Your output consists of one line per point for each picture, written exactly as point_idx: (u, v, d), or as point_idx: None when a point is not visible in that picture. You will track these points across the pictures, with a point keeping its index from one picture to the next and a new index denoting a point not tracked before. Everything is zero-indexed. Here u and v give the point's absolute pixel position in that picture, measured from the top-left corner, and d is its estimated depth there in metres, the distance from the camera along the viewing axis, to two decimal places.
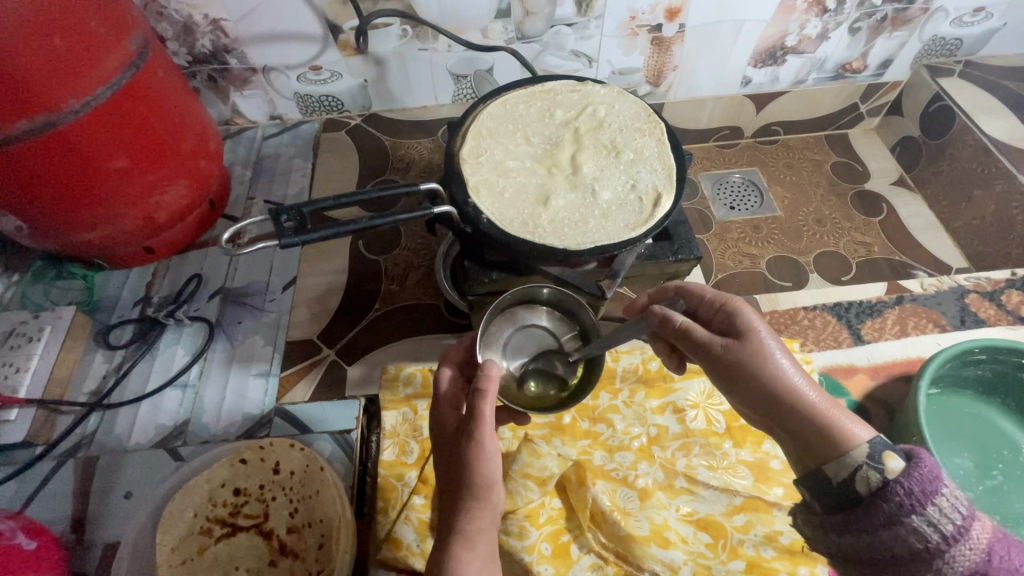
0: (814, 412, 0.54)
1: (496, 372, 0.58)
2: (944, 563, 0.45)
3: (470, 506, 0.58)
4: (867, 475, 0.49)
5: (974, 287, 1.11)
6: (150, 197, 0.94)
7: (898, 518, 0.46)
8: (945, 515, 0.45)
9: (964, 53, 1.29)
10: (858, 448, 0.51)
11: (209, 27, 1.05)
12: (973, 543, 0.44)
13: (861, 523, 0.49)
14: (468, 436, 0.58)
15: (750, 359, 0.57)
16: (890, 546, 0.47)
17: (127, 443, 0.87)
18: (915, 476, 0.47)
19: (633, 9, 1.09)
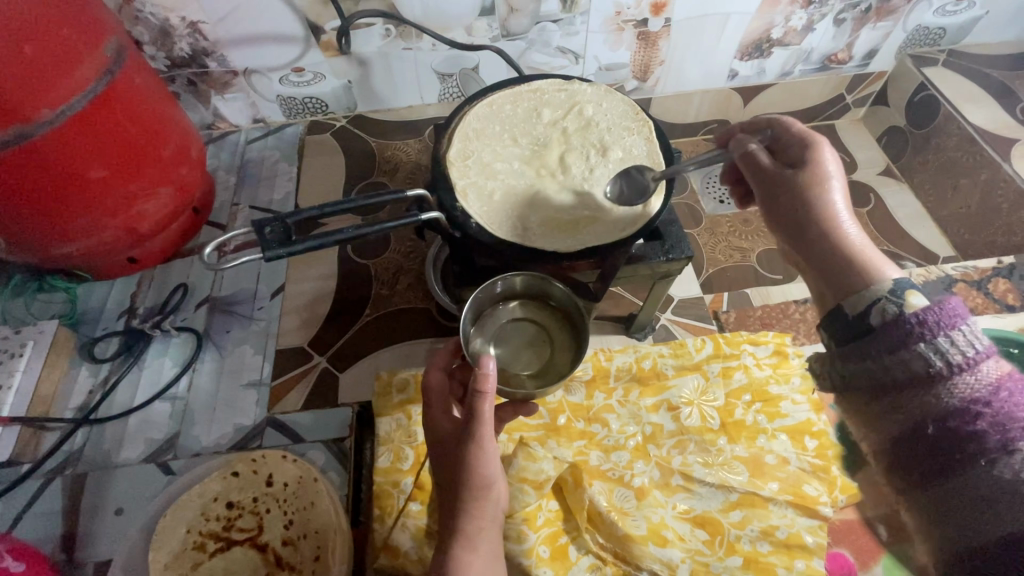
0: (847, 250, 0.54)
1: (492, 369, 0.54)
2: (945, 390, 0.44)
3: (470, 506, 0.57)
4: (885, 306, 0.48)
5: (962, 276, 1.09)
6: (132, 206, 0.92)
7: (909, 344, 0.46)
8: (957, 346, 0.45)
9: (948, 42, 1.30)
10: (882, 284, 0.50)
11: (187, 30, 1.03)
12: (982, 376, 0.44)
13: (867, 347, 0.49)
14: (467, 439, 0.57)
15: (813, 186, 0.57)
16: (894, 369, 0.47)
17: (116, 459, 0.85)
18: (936, 312, 0.46)
19: (619, 4, 1.08)
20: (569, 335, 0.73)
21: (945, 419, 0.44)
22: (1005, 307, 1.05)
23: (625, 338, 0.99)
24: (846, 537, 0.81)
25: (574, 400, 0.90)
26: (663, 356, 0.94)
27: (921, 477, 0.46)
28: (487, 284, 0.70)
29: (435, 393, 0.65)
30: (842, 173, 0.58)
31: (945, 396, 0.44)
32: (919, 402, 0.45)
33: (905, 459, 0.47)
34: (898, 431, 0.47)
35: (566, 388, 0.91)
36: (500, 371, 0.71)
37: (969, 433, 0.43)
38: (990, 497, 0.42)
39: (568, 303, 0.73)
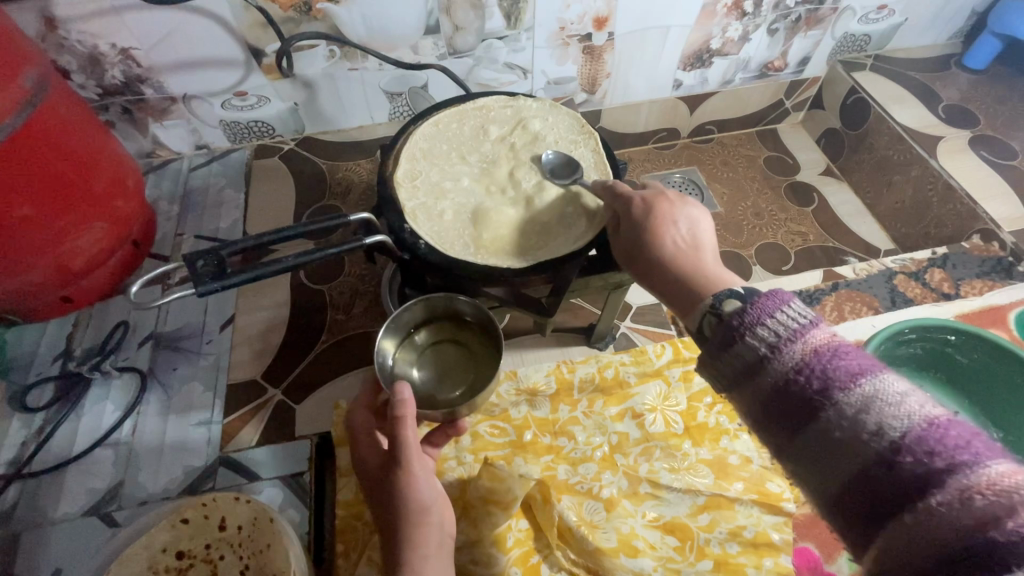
0: (682, 270, 0.57)
1: (410, 395, 0.55)
2: (767, 378, 0.43)
3: (412, 532, 0.56)
4: (710, 320, 0.48)
5: (900, 268, 1.12)
6: (60, 243, 0.86)
7: (732, 344, 0.45)
8: (780, 325, 0.43)
9: (874, 47, 1.37)
10: (707, 297, 0.51)
11: (118, 57, 0.99)
12: (806, 346, 0.42)
13: (707, 356, 0.48)
14: (398, 465, 0.56)
15: (643, 235, 0.60)
16: (734, 363, 0.45)
17: (53, 514, 0.80)
18: (748, 309, 0.45)
19: (562, 20, 1.10)
20: (489, 348, 0.73)
21: (775, 399, 0.43)
22: (942, 296, 1.08)
23: (587, 348, 0.99)
24: (810, 531, 0.81)
25: (539, 415, 0.89)
26: (624, 364, 0.94)
27: (776, 451, 0.45)
28: (394, 316, 0.71)
29: (360, 433, 0.64)
30: (671, 210, 0.61)
31: (778, 372, 0.42)
32: (749, 390, 0.45)
33: (762, 438, 0.46)
34: (748, 416, 0.46)
35: (530, 402, 0.90)
36: (422, 395, 0.71)
37: (787, 405, 0.42)
38: (820, 458, 0.41)
39: (481, 318, 0.72)
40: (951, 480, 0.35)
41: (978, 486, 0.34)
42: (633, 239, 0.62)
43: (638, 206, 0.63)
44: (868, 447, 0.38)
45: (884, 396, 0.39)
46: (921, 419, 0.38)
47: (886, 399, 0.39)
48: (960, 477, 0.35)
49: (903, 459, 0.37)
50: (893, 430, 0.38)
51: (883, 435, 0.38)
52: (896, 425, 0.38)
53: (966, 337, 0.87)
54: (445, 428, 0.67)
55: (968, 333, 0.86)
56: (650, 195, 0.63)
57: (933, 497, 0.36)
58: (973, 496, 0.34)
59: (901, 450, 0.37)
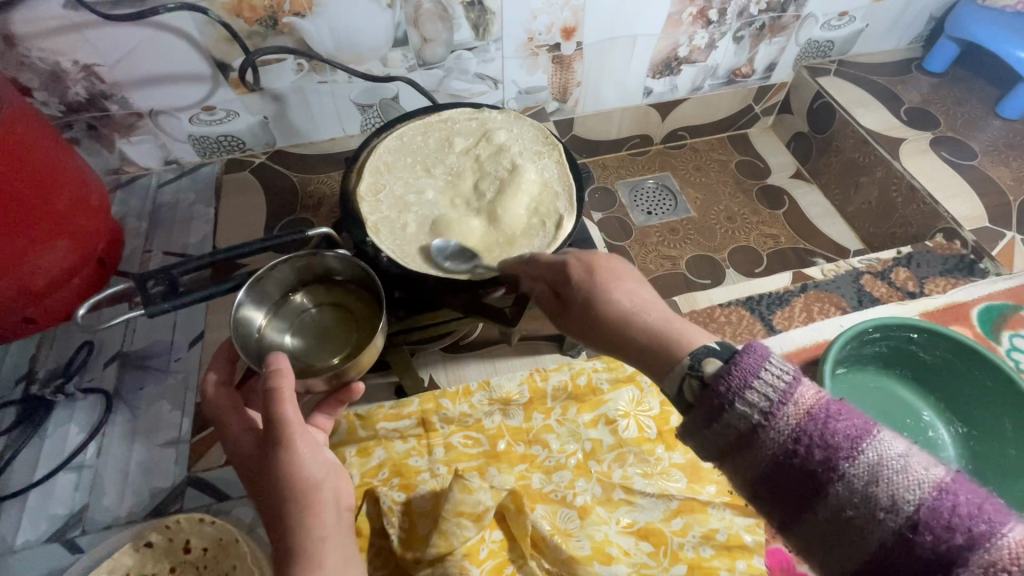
0: (650, 327, 0.52)
1: (287, 363, 0.54)
2: (763, 450, 0.42)
3: (302, 517, 0.53)
4: (690, 383, 0.47)
5: (867, 268, 1.14)
6: (22, 263, 0.84)
7: (720, 414, 0.44)
8: (770, 388, 0.43)
9: (838, 53, 1.41)
10: (685, 358, 0.48)
11: (81, 73, 0.98)
12: (798, 410, 0.42)
13: (694, 425, 0.46)
14: (275, 443, 0.53)
15: (590, 297, 0.56)
16: (728, 434, 0.44)
17: (14, 542, 0.78)
18: (730, 373, 0.44)
19: (530, 30, 1.11)
20: (369, 303, 0.70)
21: (777, 474, 0.42)
22: (908, 294, 1.10)
23: (559, 355, 0.98)
24: None
25: (512, 424, 0.89)
26: (597, 371, 0.94)
27: (780, 526, 0.44)
28: (253, 280, 0.66)
29: (227, 412, 0.62)
30: (612, 270, 0.57)
31: (774, 444, 0.41)
32: (745, 463, 0.43)
33: (763, 511, 0.45)
34: (747, 489, 0.45)
35: (503, 412, 0.90)
36: (298, 361, 0.67)
37: (791, 481, 0.41)
38: (832, 537, 0.40)
39: (354, 271, 0.69)
40: (973, 558, 0.35)
41: (1002, 562, 0.35)
42: (582, 310, 0.56)
43: (577, 270, 0.58)
44: (883, 524, 0.38)
45: (889, 462, 0.39)
46: (928, 487, 0.38)
47: (891, 466, 0.39)
48: (980, 553, 0.35)
49: (922, 537, 0.37)
50: (908, 503, 0.38)
51: (897, 511, 0.38)
52: (909, 498, 0.38)
53: (928, 335, 0.88)
54: (336, 394, 0.64)
55: (928, 331, 0.87)
56: (586, 254, 0.59)
57: None
58: (1001, 574, 0.34)
59: (918, 526, 0.37)
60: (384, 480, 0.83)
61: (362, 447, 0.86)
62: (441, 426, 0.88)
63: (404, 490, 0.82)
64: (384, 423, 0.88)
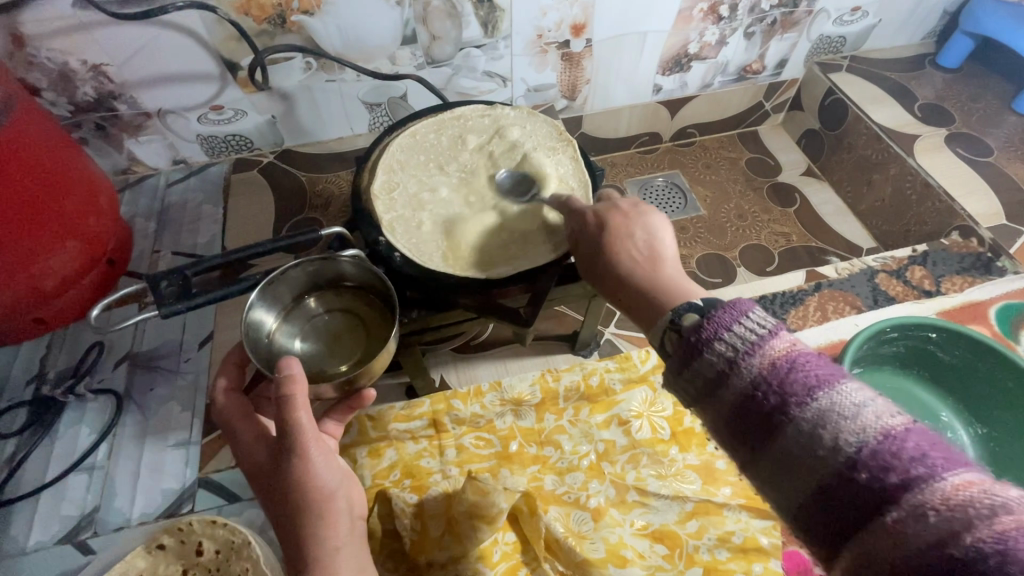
0: (646, 281, 0.54)
1: (299, 370, 0.53)
2: (726, 393, 0.42)
3: (312, 518, 0.53)
4: (671, 334, 0.47)
5: (882, 266, 1.13)
6: (31, 264, 0.84)
7: (691, 360, 0.44)
8: (741, 338, 0.42)
9: (850, 49, 1.39)
10: (667, 314, 0.50)
11: (89, 73, 0.97)
12: (763, 358, 0.41)
13: (670, 372, 0.46)
14: (288, 449, 0.52)
15: (600, 247, 0.59)
16: (695, 380, 0.44)
17: (26, 544, 0.78)
18: (717, 317, 0.44)
19: (539, 27, 1.10)
20: (380, 311, 0.69)
21: (734, 414, 0.41)
22: (924, 293, 1.08)
23: (572, 355, 0.97)
24: None
25: (524, 425, 0.88)
26: (609, 371, 0.93)
27: (739, 467, 0.44)
28: (266, 283, 0.65)
29: (237, 419, 0.62)
30: (626, 224, 0.59)
31: (735, 387, 0.41)
32: (710, 405, 0.43)
33: (725, 451, 0.45)
34: (712, 432, 0.45)
35: (516, 412, 0.89)
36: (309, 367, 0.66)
37: (745, 421, 0.41)
38: (780, 475, 0.40)
39: (366, 277, 0.68)
40: (906, 497, 0.34)
41: (933, 502, 0.33)
42: (597, 256, 0.59)
43: (594, 220, 0.61)
44: (825, 463, 0.37)
45: (842, 408, 0.38)
46: (877, 431, 0.36)
47: (845, 411, 0.37)
48: (916, 493, 0.34)
49: (860, 475, 0.36)
50: (851, 444, 0.36)
51: (841, 451, 0.37)
52: (853, 439, 0.36)
53: (946, 334, 0.87)
54: (347, 401, 0.64)
55: (947, 329, 0.86)
56: (603, 209, 0.61)
57: (890, 514, 0.34)
58: (928, 513, 0.33)
59: (858, 466, 0.36)
60: (396, 481, 0.83)
61: (374, 448, 0.85)
62: (453, 427, 0.88)
63: (417, 491, 0.81)
64: (396, 424, 0.87)
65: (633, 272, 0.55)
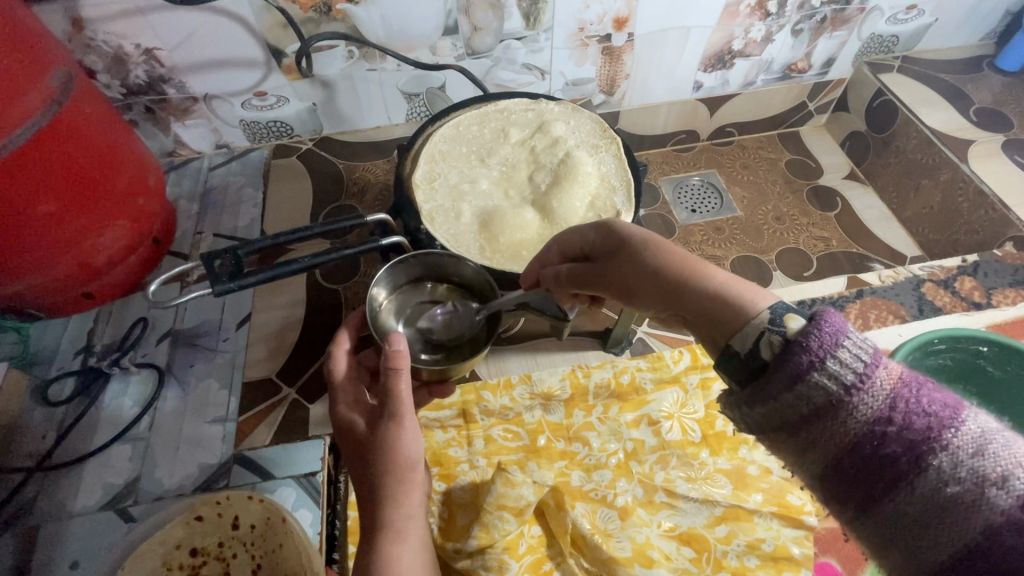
0: (718, 281, 0.49)
1: (406, 347, 0.56)
2: (850, 419, 0.37)
3: (396, 491, 0.54)
4: (771, 339, 0.42)
5: (929, 275, 1.08)
6: (85, 239, 0.88)
7: (802, 378, 0.39)
8: (855, 355, 0.38)
9: (902, 49, 1.34)
10: (761, 311, 0.44)
11: (142, 57, 1.00)
12: (880, 385, 0.38)
13: (763, 390, 0.41)
14: (387, 416, 0.56)
15: (641, 251, 0.55)
16: (805, 401, 0.39)
17: (72, 507, 0.81)
18: (818, 331, 0.39)
19: (582, 20, 1.09)
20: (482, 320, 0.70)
21: (864, 447, 0.37)
22: (973, 305, 1.04)
23: (603, 353, 0.96)
24: (832, 546, 0.79)
25: (553, 420, 0.88)
26: (641, 370, 0.92)
27: (857, 513, 0.39)
28: (398, 261, 0.68)
29: (346, 381, 0.63)
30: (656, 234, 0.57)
31: (860, 415, 0.37)
32: (827, 436, 0.38)
33: (839, 496, 0.39)
34: (819, 469, 0.39)
35: (545, 407, 0.89)
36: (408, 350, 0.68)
37: (881, 456, 0.37)
38: (930, 520, 0.35)
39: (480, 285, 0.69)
40: None
41: None
42: (634, 269, 0.55)
43: (625, 228, 0.58)
44: (993, 504, 0.34)
45: (991, 437, 0.36)
46: None
47: (995, 441, 0.36)
48: None
49: None
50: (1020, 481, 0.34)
51: (1007, 487, 0.34)
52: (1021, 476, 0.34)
53: (997, 349, 0.85)
54: (430, 387, 0.70)
55: (999, 343, 0.84)
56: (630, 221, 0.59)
57: None
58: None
59: None
60: None
61: None
62: (481, 418, 0.88)
63: (445, 480, 0.82)
64: (425, 412, 0.88)
65: (701, 277, 0.50)
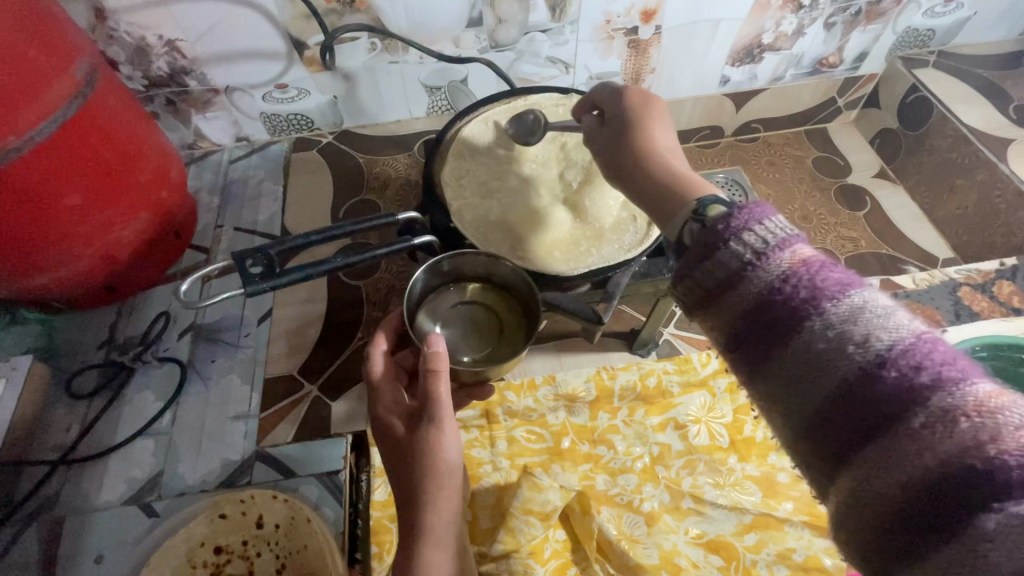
0: (668, 175, 0.53)
1: (444, 348, 0.54)
2: (745, 288, 0.40)
3: (435, 499, 0.54)
4: (693, 226, 0.46)
5: (965, 279, 1.05)
6: (109, 233, 0.87)
7: (711, 253, 0.42)
8: (765, 235, 0.41)
9: (938, 43, 1.29)
10: (693, 203, 0.48)
11: (164, 48, 0.99)
12: (785, 257, 0.39)
13: (681, 268, 0.45)
14: (426, 419, 0.55)
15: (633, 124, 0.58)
16: (709, 274, 0.43)
17: (96, 501, 0.81)
18: (734, 215, 0.42)
19: (608, 12, 1.06)
20: (520, 317, 0.68)
21: (757, 312, 0.40)
22: (1012, 310, 1.00)
23: (627, 354, 0.94)
24: None
25: (577, 422, 0.86)
26: (667, 373, 0.90)
27: (747, 372, 0.42)
28: (428, 266, 0.65)
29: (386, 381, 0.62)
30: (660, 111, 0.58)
31: (757, 280, 0.40)
32: (725, 306, 0.42)
33: (735, 358, 0.43)
34: (721, 335, 0.43)
35: (569, 408, 0.88)
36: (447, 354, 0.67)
37: (767, 319, 0.39)
38: (802, 376, 0.38)
39: (516, 284, 0.67)
40: (934, 398, 0.33)
41: (966, 409, 0.32)
42: (622, 138, 0.58)
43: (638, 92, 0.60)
44: (851, 361, 0.36)
45: (871, 308, 0.37)
46: (912, 333, 0.35)
47: (873, 310, 0.36)
48: (943, 396, 0.33)
49: (888, 373, 0.35)
50: (881, 342, 0.35)
51: (867, 346, 0.35)
52: (885, 336, 0.35)
53: None
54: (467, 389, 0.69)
55: None
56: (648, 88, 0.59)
57: (917, 418, 0.33)
58: (959, 418, 0.32)
59: (887, 363, 0.35)
60: None
61: None
62: (505, 419, 0.86)
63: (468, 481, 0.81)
64: None
65: (655, 169, 0.54)
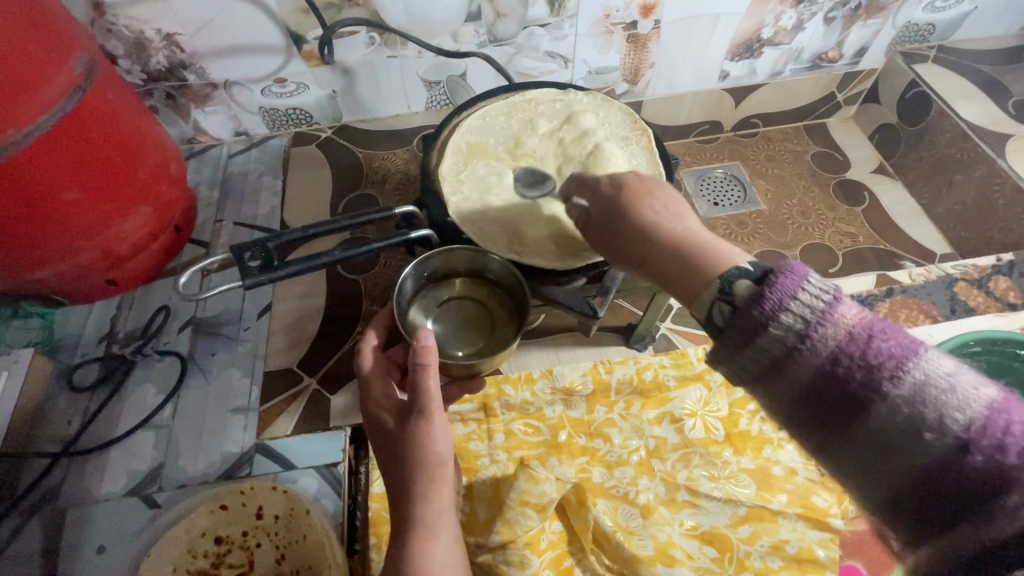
0: (679, 243, 0.53)
1: (433, 343, 0.55)
2: (799, 369, 0.40)
3: (425, 490, 0.55)
4: (720, 307, 0.46)
5: (962, 275, 1.05)
6: (108, 227, 0.88)
7: (754, 336, 0.42)
8: (806, 310, 0.40)
9: (938, 38, 1.29)
10: (716, 280, 0.47)
11: (163, 42, 0.99)
12: (838, 331, 0.39)
13: (722, 348, 0.45)
14: (417, 413, 0.55)
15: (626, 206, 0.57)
16: (755, 360, 0.43)
17: (98, 493, 0.82)
18: (771, 291, 0.42)
19: (607, 7, 1.06)
20: (510, 312, 0.69)
21: (816, 392, 0.40)
22: (1008, 305, 1.01)
23: (625, 348, 0.95)
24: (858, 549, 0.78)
25: (574, 416, 0.87)
26: (664, 367, 0.91)
27: (814, 449, 0.43)
28: (417, 263, 0.67)
29: (377, 376, 0.62)
30: (649, 187, 0.58)
31: (810, 361, 0.40)
32: (782, 389, 0.42)
33: (801, 436, 0.44)
34: (779, 411, 0.44)
35: (566, 402, 0.88)
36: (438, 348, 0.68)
37: (831, 398, 0.40)
38: (881, 460, 0.39)
39: (507, 278, 0.68)
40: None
41: None
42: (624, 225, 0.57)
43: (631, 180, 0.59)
44: (930, 444, 0.37)
45: (934, 381, 0.38)
46: (983, 404, 0.37)
47: (940, 383, 0.37)
48: None
49: (973, 457, 0.36)
50: (956, 421, 0.36)
51: (942, 425, 0.37)
52: (960, 415, 0.36)
53: None
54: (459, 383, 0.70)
55: None
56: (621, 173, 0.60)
57: (1009, 497, 0.35)
58: None
59: (967, 444, 0.36)
60: None
61: None
62: (502, 412, 0.87)
63: (466, 474, 0.82)
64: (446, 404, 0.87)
65: (667, 239, 0.53)
